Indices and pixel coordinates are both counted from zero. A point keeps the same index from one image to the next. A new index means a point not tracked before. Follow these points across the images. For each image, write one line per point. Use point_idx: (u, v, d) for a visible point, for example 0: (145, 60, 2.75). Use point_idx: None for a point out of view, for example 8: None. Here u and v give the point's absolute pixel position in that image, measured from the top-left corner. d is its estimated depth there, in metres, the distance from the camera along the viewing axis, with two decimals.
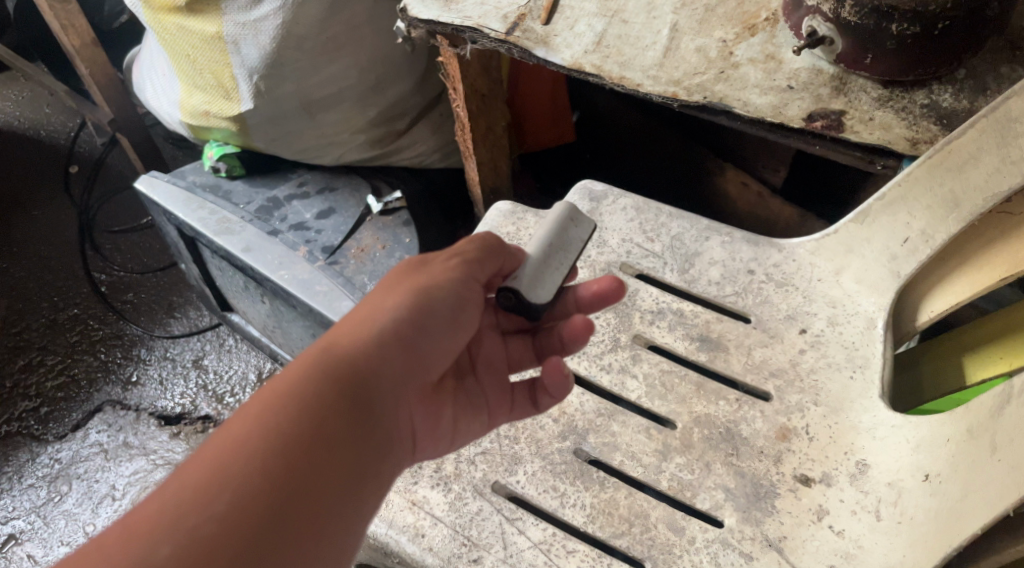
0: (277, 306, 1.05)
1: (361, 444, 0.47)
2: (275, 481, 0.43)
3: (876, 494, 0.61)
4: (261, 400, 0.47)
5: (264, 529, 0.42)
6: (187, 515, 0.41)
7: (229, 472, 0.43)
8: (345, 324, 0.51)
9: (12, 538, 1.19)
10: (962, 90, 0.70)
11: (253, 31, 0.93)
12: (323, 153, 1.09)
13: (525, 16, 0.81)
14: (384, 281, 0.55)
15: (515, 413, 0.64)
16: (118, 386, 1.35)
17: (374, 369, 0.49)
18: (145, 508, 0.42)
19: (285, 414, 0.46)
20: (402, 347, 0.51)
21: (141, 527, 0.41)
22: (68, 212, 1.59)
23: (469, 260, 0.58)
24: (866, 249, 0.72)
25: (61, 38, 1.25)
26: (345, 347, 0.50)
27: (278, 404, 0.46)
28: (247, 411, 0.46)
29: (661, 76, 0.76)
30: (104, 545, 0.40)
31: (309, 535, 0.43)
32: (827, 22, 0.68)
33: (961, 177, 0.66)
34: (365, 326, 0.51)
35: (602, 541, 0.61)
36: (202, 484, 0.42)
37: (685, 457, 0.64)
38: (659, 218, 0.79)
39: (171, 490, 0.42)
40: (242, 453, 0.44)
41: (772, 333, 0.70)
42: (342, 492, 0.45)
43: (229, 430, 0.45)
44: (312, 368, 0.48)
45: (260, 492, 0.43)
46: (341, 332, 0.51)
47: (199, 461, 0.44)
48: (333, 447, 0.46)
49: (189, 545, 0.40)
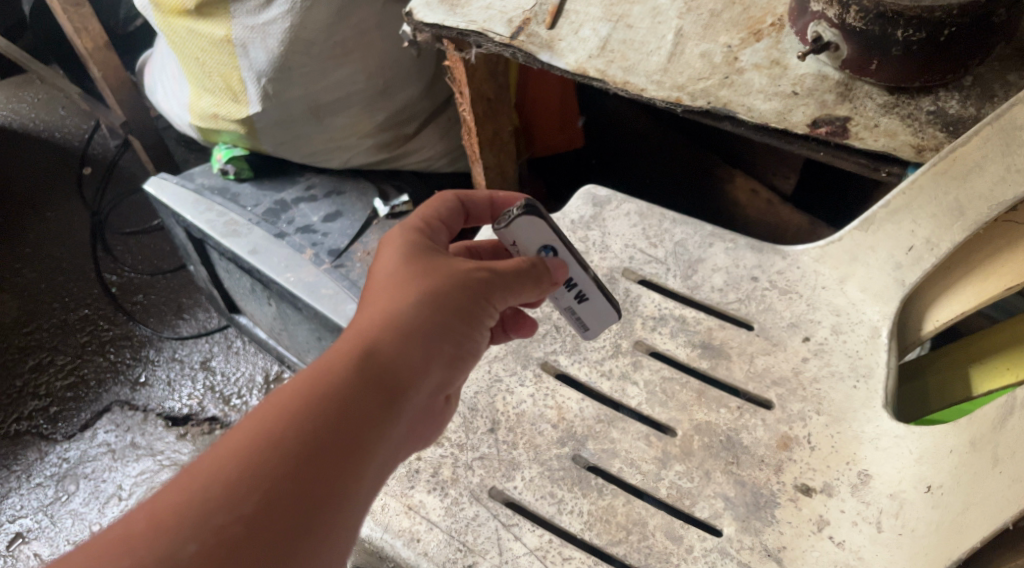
0: (283, 308, 1.05)
1: (387, 453, 0.47)
2: (303, 489, 0.43)
3: (877, 505, 0.60)
4: (293, 396, 0.45)
5: (291, 535, 0.42)
6: (214, 514, 0.41)
7: (261, 473, 0.42)
8: (380, 321, 0.49)
9: (19, 536, 1.20)
10: (969, 97, 0.69)
11: (262, 35, 0.94)
12: (331, 157, 1.09)
13: (530, 20, 0.81)
14: (419, 273, 0.53)
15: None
16: (127, 387, 1.36)
17: (407, 377, 0.48)
18: (170, 495, 0.41)
19: (320, 417, 0.45)
20: (434, 355, 0.50)
21: (168, 517, 0.40)
22: (81, 214, 1.60)
23: (501, 267, 0.56)
24: (870, 257, 0.71)
25: (75, 41, 1.27)
26: (381, 351, 0.48)
27: (311, 406, 0.45)
28: (279, 406, 0.45)
29: (665, 82, 0.76)
30: (129, 533, 0.40)
31: (328, 545, 0.43)
32: (832, 28, 0.67)
33: (967, 185, 0.66)
34: (400, 328, 0.49)
35: (599, 549, 0.60)
36: (232, 482, 0.42)
37: (685, 465, 0.64)
38: (663, 223, 0.79)
39: (197, 482, 0.42)
40: (273, 455, 0.43)
41: (776, 341, 0.70)
42: (362, 501, 0.45)
43: (258, 425, 0.44)
44: (346, 367, 0.47)
45: (289, 498, 0.42)
46: (374, 331, 0.49)
47: (225, 453, 0.43)
48: (363, 456, 0.45)
49: (215, 545, 0.40)
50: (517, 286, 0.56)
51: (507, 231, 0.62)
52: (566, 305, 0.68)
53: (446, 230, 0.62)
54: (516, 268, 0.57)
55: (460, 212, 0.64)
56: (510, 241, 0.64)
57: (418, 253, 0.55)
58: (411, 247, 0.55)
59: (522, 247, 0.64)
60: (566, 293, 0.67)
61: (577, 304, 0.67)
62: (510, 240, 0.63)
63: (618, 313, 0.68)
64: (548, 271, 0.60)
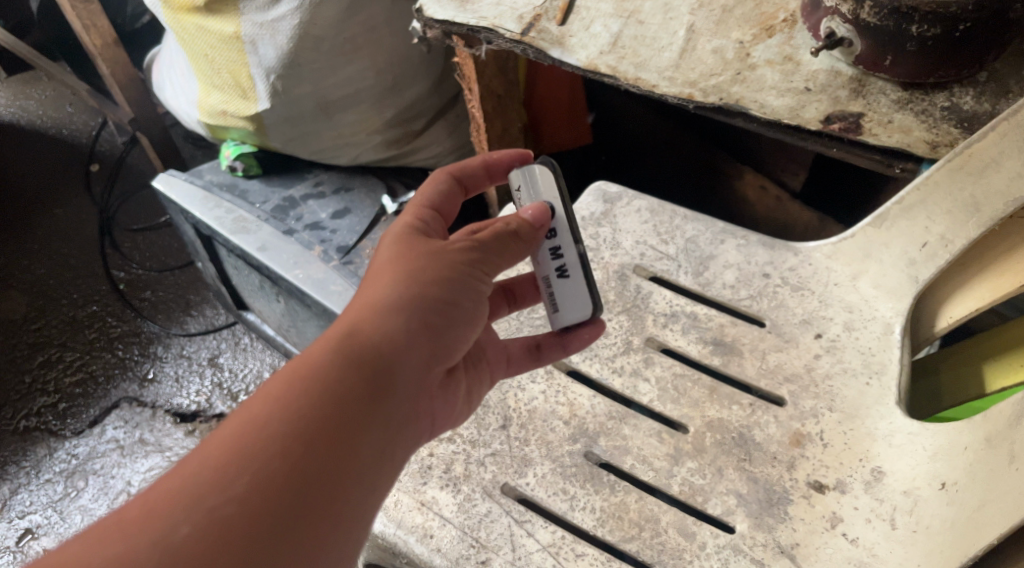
0: (292, 305, 1.06)
1: (381, 433, 0.47)
2: (293, 466, 0.43)
3: (891, 502, 0.60)
4: (282, 383, 0.46)
5: (284, 511, 0.42)
6: (206, 496, 0.42)
7: (250, 454, 0.43)
8: (364, 307, 0.50)
9: (29, 532, 1.21)
10: (983, 92, 0.69)
11: (271, 31, 0.94)
12: (339, 153, 1.09)
13: (541, 16, 0.81)
14: (402, 257, 0.54)
15: (514, 369, 0.66)
16: (135, 383, 1.36)
17: (394, 355, 0.49)
18: (165, 483, 0.43)
19: (308, 397, 0.46)
20: (422, 334, 0.51)
21: (163, 502, 0.41)
22: (89, 211, 1.61)
23: (485, 239, 0.56)
24: (884, 254, 0.71)
25: (83, 38, 1.27)
26: (363, 331, 0.49)
27: (297, 389, 0.46)
28: (267, 393, 0.46)
29: (677, 78, 0.75)
30: (125, 520, 0.41)
31: (326, 522, 0.44)
32: (846, 24, 0.67)
33: (983, 181, 0.66)
34: (385, 310, 0.50)
35: (612, 545, 0.60)
36: (222, 464, 0.43)
37: (698, 462, 0.64)
38: (674, 220, 0.79)
39: (191, 469, 0.43)
40: (261, 436, 0.44)
41: (788, 337, 0.69)
42: (359, 477, 0.46)
43: (247, 412, 0.45)
44: (332, 351, 0.48)
45: (279, 475, 0.43)
46: (358, 316, 0.50)
47: (216, 441, 0.44)
48: (353, 434, 0.46)
49: (207, 526, 0.41)
50: (506, 258, 0.57)
51: (518, 171, 0.65)
52: (545, 275, 0.64)
53: (440, 217, 0.62)
54: (497, 234, 0.57)
55: (458, 191, 0.65)
56: (516, 187, 0.65)
57: (404, 241, 0.56)
58: (397, 236, 0.56)
59: (525, 195, 0.65)
60: (549, 261, 0.63)
61: (557, 278, 0.63)
62: (518, 184, 0.65)
63: (594, 308, 0.63)
64: (529, 225, 0.59)
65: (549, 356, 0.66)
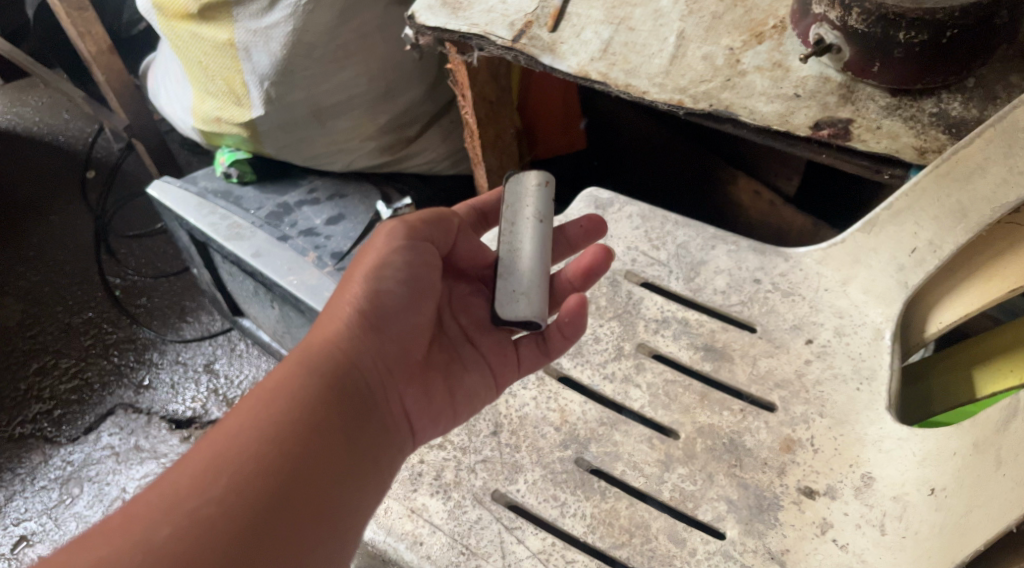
0: (287, 311, 1.05)
1: (348, 436, 0.53)
2: (265, 464, 0.48)
3: (881, 507, 0.60)
4: (248, 398, 0.52)
5: (261, 505, 0.47)
6: (186, 498, 0.46)
7: (223, 459, 0.48)
8: (320, 327, 0.57)
9: (23, 539, 1.20)
10: (971, 98, 0.69)
11: (264, 39, 0.94)
12: (334, 160, 1.09)
13: (532, 23, 0.81)
14: (344, 279, 0.61)
15: (525, 369, 0.68)
16: (130, 390, 1.36)
17: (348, 361, 0.55)
18: (146, 496, 0.46)
19: (273, 404, 0.51)
20: (371, 339, 0.57)
21: (147, 509, 0.45)
22: (85, 218, 1.61)
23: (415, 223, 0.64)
24: (873, 259, 0.72)
25: (79, 45, 1.27)
26: (317, 344, 0.56)
27: (259, 400, 0.51)
28: (235, 409, 0.51)
29: (668, 84, 0.76)
30: (109, 528, 0.45)
31: (303, 514, 0.48)
32: (834, 30, 0.67)
33: (970, 186, 0.66)
34: (335, 322, 0.57)
35: (602, 552, 0.60)
36: (199, 471, 0.47)
37: (688, 468, 0.64)
38: (665, 225, 0.79)
39: (168, 481, 0.47)
40: (232, 442, 0.49)
41: (778, 343, 0.70)
42: (331, 470, 0.50)
43: (220, 427, 0.50)
44: (292, 366, 0.54)
45: (252, 473, 0.48)
46: (316, 333, 0.57)
47: (191, 454, 0.48)
48: (324, 439, 0.51)
49: (187, 524, 0.45)
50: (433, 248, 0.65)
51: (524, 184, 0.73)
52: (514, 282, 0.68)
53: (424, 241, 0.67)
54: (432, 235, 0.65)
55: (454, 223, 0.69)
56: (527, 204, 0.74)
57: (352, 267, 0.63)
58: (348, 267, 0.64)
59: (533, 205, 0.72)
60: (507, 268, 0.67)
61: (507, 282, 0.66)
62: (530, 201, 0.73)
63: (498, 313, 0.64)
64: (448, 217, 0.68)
65: (556, 349, 0.68)
